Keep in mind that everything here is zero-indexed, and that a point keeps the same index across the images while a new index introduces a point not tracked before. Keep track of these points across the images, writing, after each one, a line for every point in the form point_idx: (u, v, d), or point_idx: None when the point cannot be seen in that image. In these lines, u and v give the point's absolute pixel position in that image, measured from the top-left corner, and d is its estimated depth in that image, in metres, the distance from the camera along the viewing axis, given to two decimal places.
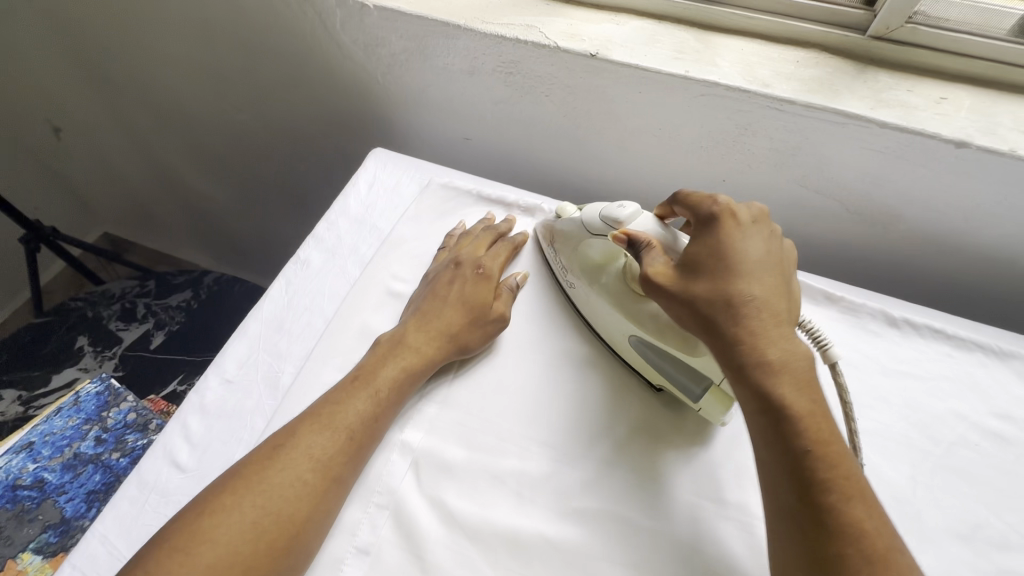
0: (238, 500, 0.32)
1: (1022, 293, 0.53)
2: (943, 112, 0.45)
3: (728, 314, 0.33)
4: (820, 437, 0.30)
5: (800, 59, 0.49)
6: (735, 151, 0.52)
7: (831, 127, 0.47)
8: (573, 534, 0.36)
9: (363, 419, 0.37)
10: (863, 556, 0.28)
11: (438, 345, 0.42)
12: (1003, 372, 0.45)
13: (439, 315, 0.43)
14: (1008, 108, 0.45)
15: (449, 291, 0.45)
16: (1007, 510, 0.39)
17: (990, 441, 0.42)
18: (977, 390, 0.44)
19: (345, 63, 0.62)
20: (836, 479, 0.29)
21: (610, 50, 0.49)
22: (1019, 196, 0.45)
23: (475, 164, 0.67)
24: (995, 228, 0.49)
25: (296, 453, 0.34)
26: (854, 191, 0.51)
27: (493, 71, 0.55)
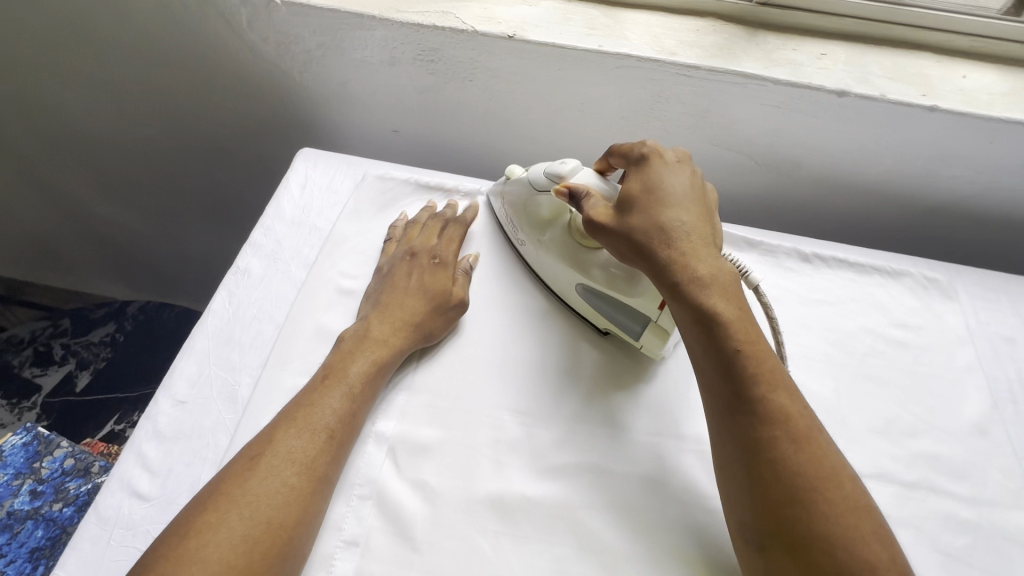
0: (223, 515, 0.31)
1: (903, 220, 0.61)
2: (825, 66, 0.51)
3: (660, 238, 0.38)
4: (747, 338, 0.35)
5: (699, 28, 0.53)
6: (652, 118, 0.56)
7: (734, 88, 0.51)
8: (552, 489, 0.38)
9: (340, 417, 0.37)
10: (789, 437, 0.33)
11: (400, 335, 0.42)
12: (896, 287, 0.52)
13: (401, 305, 0.44)
14: (876, 58, 0.52)
15: (405, 280, 0.46)
16: (912, 403, 0.45)
17: (893, 347, 0.48)
18: (878, 306, 0.51)
19: (257, 63, 0.60)
20: (763, 373, 0.34)
21: (526, 31, 0.51)
22: (894, 134, 0.52)
23: (406, 155, 0.67)
24: (877, 166, 0.56)
25: (277, 460, 0.34)
26: (760, 145, 0.57)
27: (415, 59, 0.55)
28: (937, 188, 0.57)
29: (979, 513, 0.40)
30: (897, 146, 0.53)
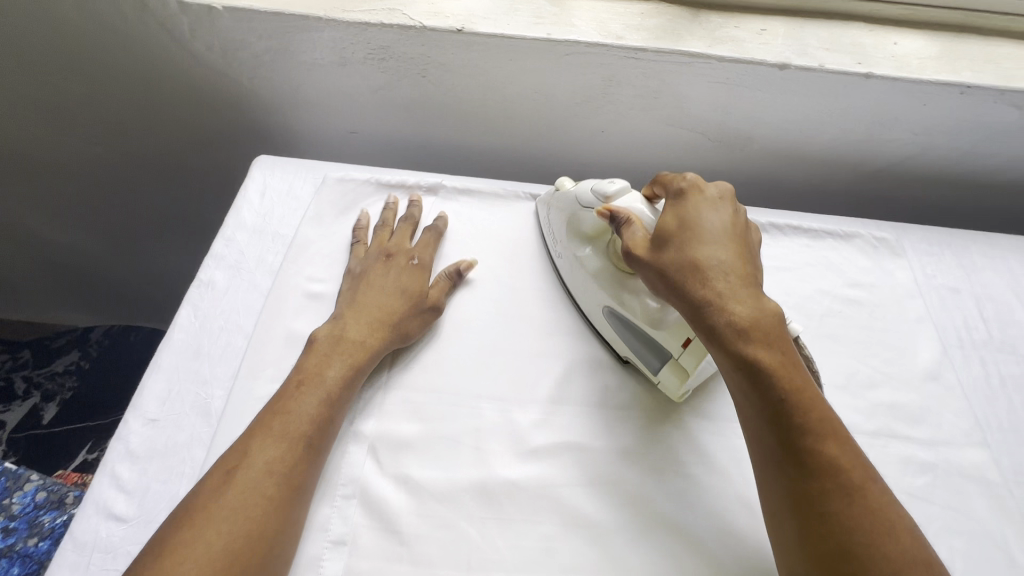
0: (202, 529, 0.31)
1: (849, 183, 0.65)
2: (765, 41, 0.52)
3: (695, 279, 0.37)
4: (795, 385, 0.34)
5: (643, 11, 0.54)
6: (606, 102, 0.57)
7: (681, 68, 0.52)
8: (534, 470, 0.39)
9: (316, 421, 0.37)
10: (842, 492, 0.32)
11: (374, 339, 0.42)
12: (848, 249, 0.54)
13: (376, 306, 0.44)
14: (813, 30, 0.54)
15: (379, 280, 0.46)
16: (870, 357, 0.48)
17: (849, 306, 0.51)
18: (833, 268, 0.53)
19: (204, 69, 0.58)
20: (813, 424, 0.33)
21: (474, 24, 0.51)
22: (836, 103, 0.54)
23: (366, 155, 0.67)
24: (824, 134, 0.58)
25: (254, 471, 0.34)
26: (712, 122, 0.58)
27: (365, 58, 0.54)
28: (880, 150, 0.60)
29: (937, 452, 0.43)
30: (838, 118, 0.56)
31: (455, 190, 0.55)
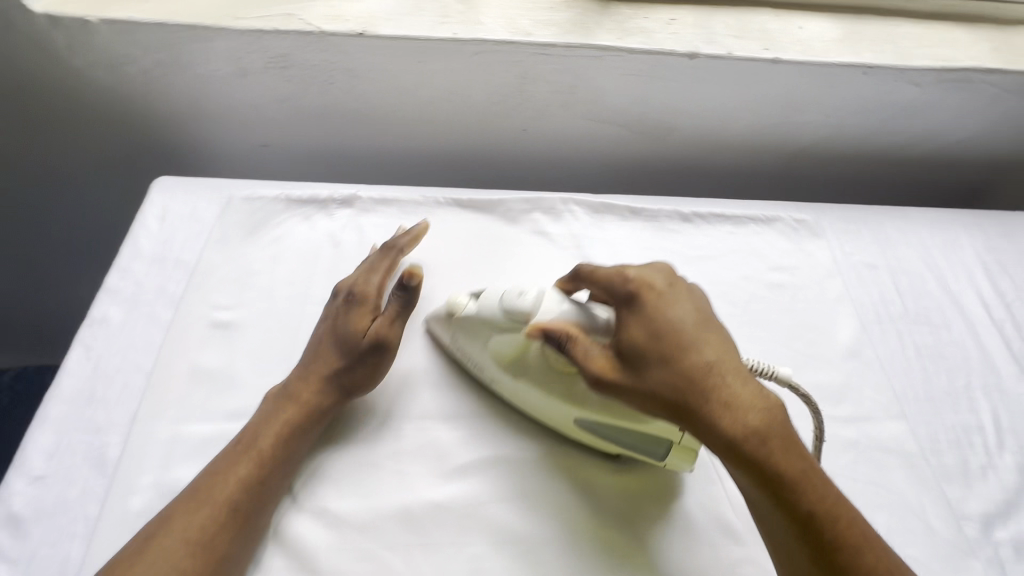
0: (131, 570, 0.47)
1: (637, 163, 0.97)
2: (676, 31, 0.82)
3: (697, 396, 0.51)
4: (807, 474, 0.49)
5: (553, 8, 0.83)
6: (527, 98, 0.85)
7: (553, 59, 0.80)
8: (451, 490, 0.57)
9: (238, 484, 0.53)
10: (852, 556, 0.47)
11: (353, 356, 0.61)
12: (648, 225, 0.80)
13: (359, 333, 0.62)
14: (717, 29, 0.84)
15: (356, 315, 0.64)
16: None
17: (772, 291, 0.73)
18: (615, 248, 0.77)
19: (281, 80, 0.82)
20: (823, 500, 0.49)
21: (378, 28, 0.77)
22: (658, 83, 0.84)
23: (272, 162, 0.94)
24: (703, 104, 0.88)
25: (169, 540, 0.49)
26: (610, 110, 0.87)
27: (267, 66, 0.80)
28: (703, 121, 0.90)
29: (858, 427, 0.64)
30: (677, 95, 0.86)
31: (373, 201, 0.81)
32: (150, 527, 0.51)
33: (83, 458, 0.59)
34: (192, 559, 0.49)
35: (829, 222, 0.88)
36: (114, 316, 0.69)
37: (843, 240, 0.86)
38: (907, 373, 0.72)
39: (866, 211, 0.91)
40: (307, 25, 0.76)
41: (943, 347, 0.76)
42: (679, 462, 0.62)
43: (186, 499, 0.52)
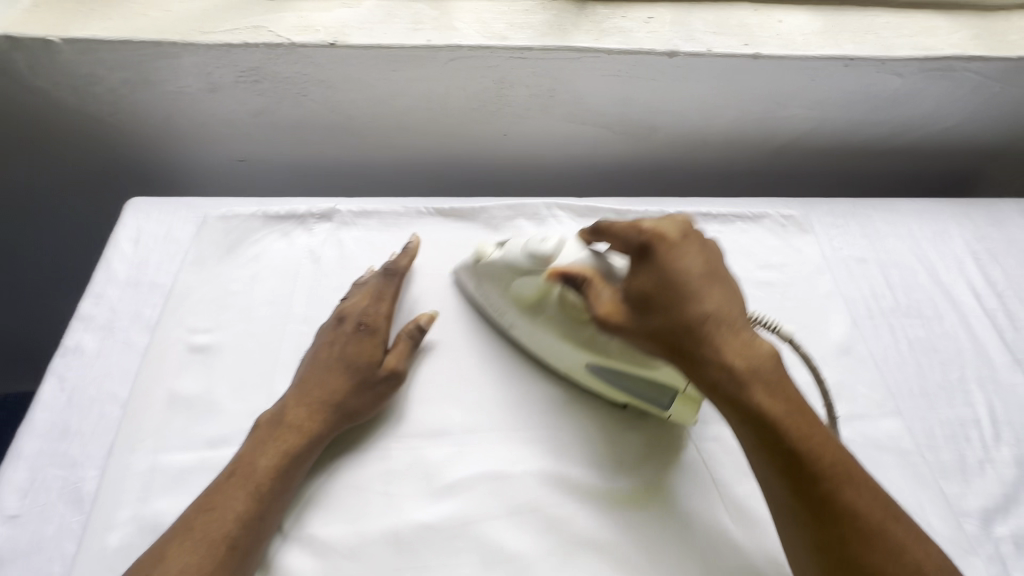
0: (196, 543, 0.51)
1: (755, 167, 1.01)
2: (860, 40, 0.84)
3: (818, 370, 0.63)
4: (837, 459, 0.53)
5: (743, 17, 0.86)
6: (706, 101, 0.88)
7: (748, 65, 0.82)
8: (601, 467, 0.63)
9: (268, 472, 0.56)
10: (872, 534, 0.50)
11: (653, 299, 0.57)
12: (764, 232, 0.87)
13: (670, 276, 0.57)
14: (894, 34, 0.85)
15: (665, 254, 0.58)
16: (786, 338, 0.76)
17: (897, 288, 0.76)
18: (745, 253, 0.84)
19: (459, 88, 0.84)
20: (855, 483, 0.52)
21: (606, 37, 0.81)
22: (816, 85, 0.86)
23: (400, 177, 0.98)
24: (842, 110, 0.91)
25: (221, 514, 0.53)
26: (757, 114, 0.91)
27: (477, 72, 0.81)
28: (836, 120, 0.93)
29: (953, 425, 0.71)
30: (818, 96, 0.88)
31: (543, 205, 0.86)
32: (294, 444, 0.58)
33: (285, 368, 0.68)
34: (219, 543, 0.51)
35: (912, 225, 0.91)
36: (313, 264, 0.77)
37: (927, 247, 0.88)
38: (916, 373, 0.75)
39: (944, 211, 0.93)
40: (493, 39, 0.79)
41: (936, 341, 0.79)
42: (660, 509, 0.60)
43: (311, 411, 0.60)
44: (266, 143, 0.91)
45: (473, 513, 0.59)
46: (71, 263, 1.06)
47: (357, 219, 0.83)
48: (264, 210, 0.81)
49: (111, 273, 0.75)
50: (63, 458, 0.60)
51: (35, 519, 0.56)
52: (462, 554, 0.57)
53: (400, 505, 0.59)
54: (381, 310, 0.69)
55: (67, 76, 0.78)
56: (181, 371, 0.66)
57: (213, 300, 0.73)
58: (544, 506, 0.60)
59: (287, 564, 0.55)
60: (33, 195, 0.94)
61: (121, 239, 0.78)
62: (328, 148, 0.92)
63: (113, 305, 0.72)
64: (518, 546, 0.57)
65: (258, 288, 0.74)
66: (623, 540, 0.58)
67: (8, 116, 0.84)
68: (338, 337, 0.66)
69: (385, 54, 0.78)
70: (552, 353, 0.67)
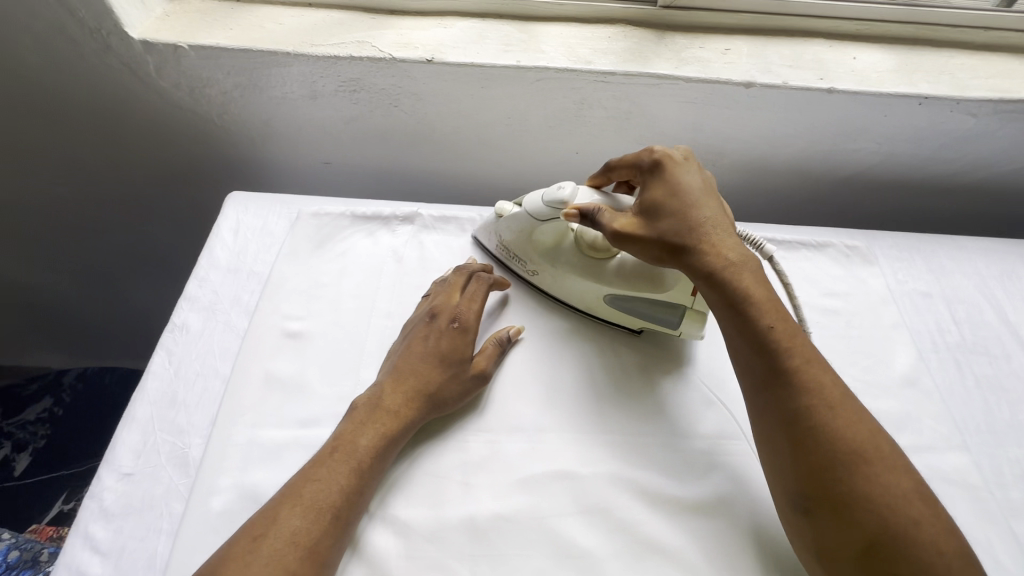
0: (304, 507, 0.55)
1: (814, 194, 1.03)
2: (936, 80, 0.85)
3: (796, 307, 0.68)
4: (807, 354, 0.57)
5: (818, 54, 0.88)
6: (774, 130, 0.91)
7: (824, 98, 0.84)
8: (669, 478, 0.65)
9: (368, 451, 0.60)
10: (830, 415, 0.54)
11: (660, 208, 0.66)
12: (827, 261, 0.89)
13: (678, 190, 0.66)
14: (970, 77, 0.86)
15: (673, 171, 0.68)
16: (851, 367, 0.77)
17: (828, 316, 0.83)
18: (810, 281, 0.87)
19: (539, 106, 0.88)
20: (821, 376, 0.56)
21: (684, 67, 0.84)
22: (889, 120, 0.88)
23: (474, 184, 1.04)
24: (910, 146, 0.93)
25: (326, 484, 0.57)
26: (824, 145, 0.93)
27: (558, 92, 0.86)
28: (903, 154, 0.95)
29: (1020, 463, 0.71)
30: (888, 132, 0.90)
31: None
32: (391, 428, 0.62)
33: (371, 358, 0.72)
34: (323, 513, 0.55)
35: (978, 263, 0.91)
36: (396, 264, 0.82)
37: (993, 285, 0.89)
38: (982, 410, 0.76)
39: (1013, 251, 0.93)
40: (578, 62, 0.83)
41: (1003, 379, 0.79)
42: (729, 521, 0.62)
43: (407, 399, 0.65)
44: (353, 148, 0.98)
45: (546, 510, 0.61)
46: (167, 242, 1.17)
47: (438, 224, 0.88)
48: (352, 210, 0.87)
49: (213, 259, 0.81)
50: (171, 425, 0.65)
51: (147, 479, 0.61)
52: (534, 546, 0.59)
53: (477, 495, 0.62)
54: (474, 309, 0.74)
55: (186, 78, 0.85)
56: (278, 354, 0.71)
57: (305, 290, 0.78)
58: (616, 509, 0.62)
59: (372, 541, 0.59)
60: (141, 181, 1.04)
61: (223, 229, 0.84)
62: (410, 156, 0.99)
63: (215, 289, 0.78)
64: (589, 546, 0.60)
65: (346, 283, 0.79)
66: (690, 548, 0.60)
67: (128, 114, 0.92)
68: (431, 331, 0.71)
69: (476, 71, 0.83)
70: (568, 290, 0.78)
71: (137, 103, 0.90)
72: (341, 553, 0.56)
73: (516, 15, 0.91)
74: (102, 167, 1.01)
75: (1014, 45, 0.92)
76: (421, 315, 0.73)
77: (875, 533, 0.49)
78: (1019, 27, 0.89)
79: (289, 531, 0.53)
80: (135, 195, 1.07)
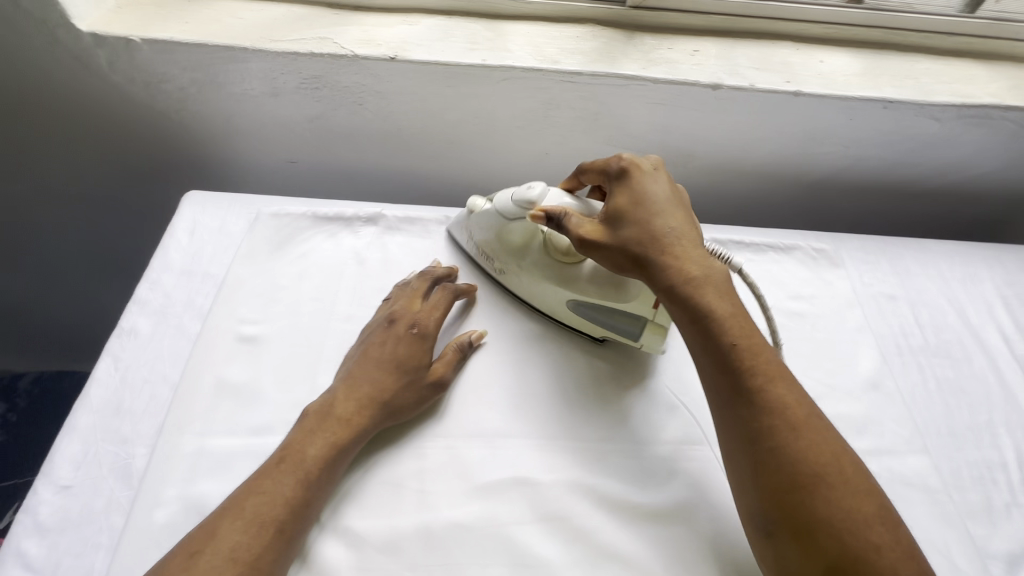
0: (246, 520, 0.53)
1: (784, 197, 1.04)
2: (900, 85, 0.86)
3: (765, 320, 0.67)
4: (772, 370, 0.56)
5: (786, 57, 0.88)
6: (742, 133, 0.91)
7: (791, 101, 0.84)
8: (629, 484, 0.64)
9: (317, 461, 0.58)
10: (792, 432, 0.53)
11: (625, 219, 0.65)
12: (794, 264, 0.89)
13: (643, 200, 0.66)
14: (934, 82, 0.87)
15: (639, 180, 0.68)
16: (815, 370, 0.77)
17: (794, 319, 0.83)
18: (777, 284, 0.86)
19: (507, 106, 0.87)
20: (785, 391, 0.55)
21: (652, 68, 0.83)
22: (855, 123, 0.88)
23: (443, 184, 1.02)
24: (876, 150, 0.93)
25: (271, 495, 0.55)
26: (793, 148, 0.93)
27: (525, 92, 0.84)
28: (870, 158, 0.95)
29: (978, 465, 0.71)
30: (854, 136, 0.90)
31: None
32: (341, 437, 0.60)
33: (328, 364, 0.70)
34: (267, 525, 0.53)
35: (942, 266, 0.92)
36: (358, 266, 0.80)
37: (956, 288, 0.90)
38: (943, 412, 0.76)
39: (976, 255, 0.94)
40: (545, 62, 0.82)
41: (963, 382, 0.79)
42: (688, 527, 0.61)
43: (360, 407, 0.63)
44: (318, 147, 0.95)
45: (503, 518, 0.60)
46: (128, 242, 1.14)
47: (402, 225, 0.86)
48: (314, 210, 0.85)
49: (167, 260, 0.78)
50: (114, 434, 0.63)
51: (86, 491, 0.59)
52: (490, 555, 0.58)
53: (433, 503, 0.61)
54: (434, 315, 0.72)
55: (141, 73, 0.83)
56: (230, 359, 0.69)
57: (262, 293, 0.75)
58: (574, 517, 0.61)
59: (322, 554, 0.57)
60: (97, 178, 1.00)
61: (179, 229, 0.82)
62: (377, 155, 0.97)
63: (168, 292, 0.75)
64: (546, 554, 0.58)
65: (305, 285, 0.77)
66: (649, 556, 0.59)
67: (81, 109, 0.89)
68: (389, 337, 0.69)
69: (440, 70, 0.81)
70: (533, 293, 0.76)
71: (89, 97, 0.87)
72: (285, 567, 0.54)
73: (483, 13, 0.89)
74: (55, 164, 0.97)
75: (977, 51, 0.93)
76: (380, 320, 0.72)
77: (831, 554, 0.48)
78: (982, 33, 0.90)
79: (230, 545, 0.51)
80: (93, 193, 1.03)
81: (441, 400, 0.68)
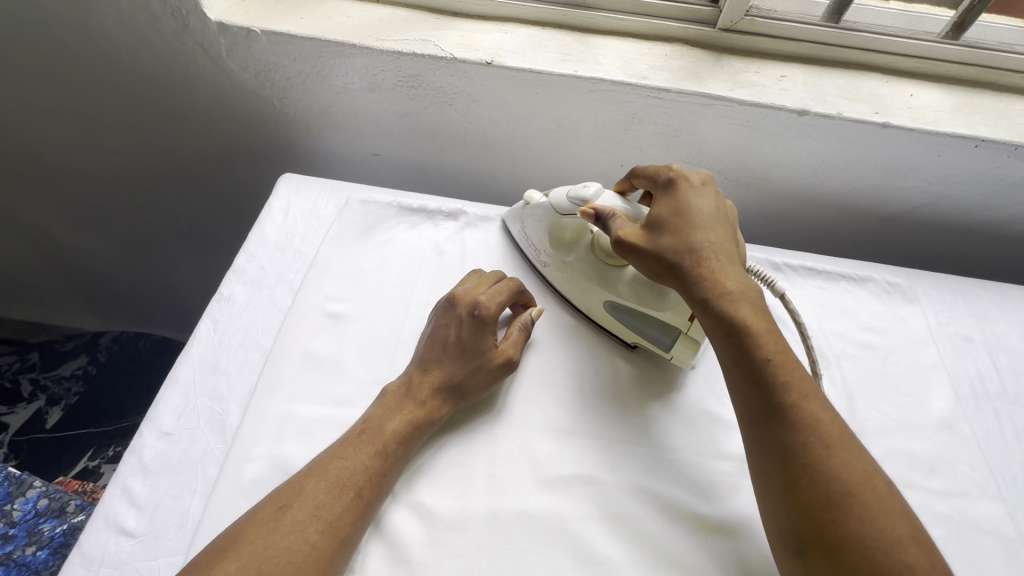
0: (329, 481, 0.56)
1: (856, 227, 1.03)
2: (995, 124, 0.84)
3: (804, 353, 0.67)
4: (806, 394, 0.56)
5: (873, 89, 0.88)
6: (823, 161, 0.91)
7: (880, 131, 0.84)
8: (694, 495, 0.64)
9: (394, 437, 0.61)
10: (822, 449, 0.53)
11: (666, 226, 0.66)
12: (866, 295, 0.88)
13: (687, 212, 0.66)
14: None
15: (684, 192, 0.68)
16: (885, 404, 0.76)
17: (864, 350, 0.82)
18: (848, 314, 0.86)
19: (591, 117, 0.90)
20: (818, 415, 0.55)
21: (739, 90, 0.84)
22: (944, 159, 0.87)
23: (516, 186, 1.06)
24: (958, 189, 0.92)
25: (352, 462, 0.58)
26: (874, 179, 0.93)
27: (609, 104, 0.87)
28: (952, 196, 0.94)
29: None
30: (940, 172, 0.89)
31: None
32: (416, 416, 0.63)
33: (407, 347, 0.73)
34: (345, 491, 0.56)
35: None
36: (437, 257, 0.84)
37: None
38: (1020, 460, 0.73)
39: None
40: (634, 77, 0.84)
41: None
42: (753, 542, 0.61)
43: (431, 388, 0.66)
44: (403, 142, 1.00)
45: (568, 511, 0.62)
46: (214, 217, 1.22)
47: (481, 222, 0.89)
48: (399, 201, 0.89)
49: (263, 236, 0.84)
50: (211, 390, 0.68)
51: (185, 440, 0.64)
52: (555, 546, 0.59)
53: (500, 488, 0.63)
54: (496, 296, 0.72)
55: (254, 61, 0.89)
56: (317, 333, 0.73)
57: (348, 274, 0.80)
58: (638, 519, 0.62)
59: (395, 525, 0.60)
60: (194, 156, 1.08)
61: (274, 209, 0.87)
62: (458, 154, 1.01)
63: (263, 265, 0.81)
64: (609, 552, 0.60)
65: (388, 271, 0.81)
66: (708, 567, 0.59)
67: (190, 92, 0.96)
68: (449, 321, 0.70)
69: (532, 78, 0.84)
70: (575, 291, 0.78)
71: (200, 82, 0.94)
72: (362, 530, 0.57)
73: (576, 26, 0.92)
74: (157, 141, 1.05)
75: None
76: (441, 304, 0.73)
77: None
78: None
79: (316, 502, 0.54)
80: (188, 170, 1.11)
81: (510, 396, 0.71)
